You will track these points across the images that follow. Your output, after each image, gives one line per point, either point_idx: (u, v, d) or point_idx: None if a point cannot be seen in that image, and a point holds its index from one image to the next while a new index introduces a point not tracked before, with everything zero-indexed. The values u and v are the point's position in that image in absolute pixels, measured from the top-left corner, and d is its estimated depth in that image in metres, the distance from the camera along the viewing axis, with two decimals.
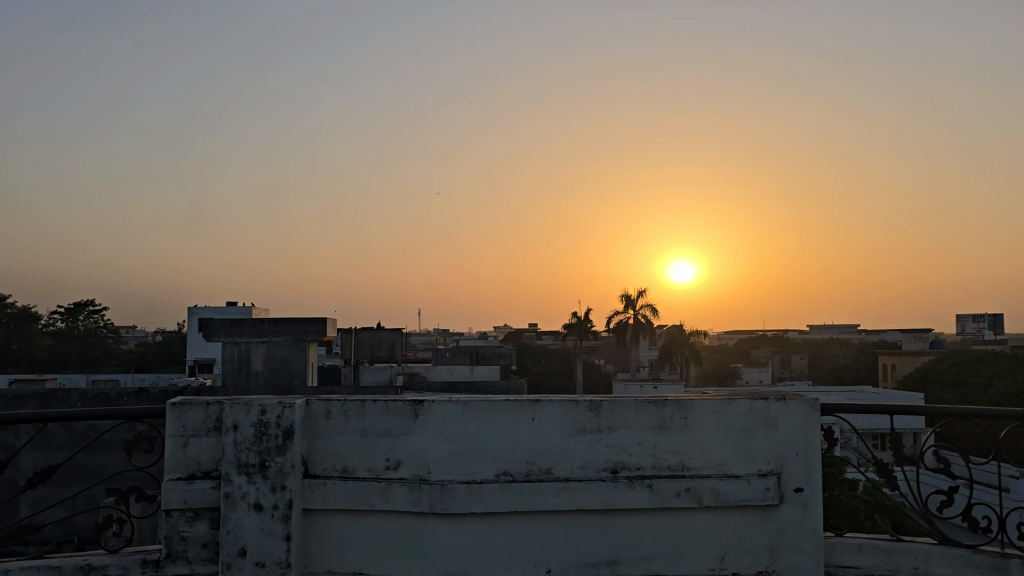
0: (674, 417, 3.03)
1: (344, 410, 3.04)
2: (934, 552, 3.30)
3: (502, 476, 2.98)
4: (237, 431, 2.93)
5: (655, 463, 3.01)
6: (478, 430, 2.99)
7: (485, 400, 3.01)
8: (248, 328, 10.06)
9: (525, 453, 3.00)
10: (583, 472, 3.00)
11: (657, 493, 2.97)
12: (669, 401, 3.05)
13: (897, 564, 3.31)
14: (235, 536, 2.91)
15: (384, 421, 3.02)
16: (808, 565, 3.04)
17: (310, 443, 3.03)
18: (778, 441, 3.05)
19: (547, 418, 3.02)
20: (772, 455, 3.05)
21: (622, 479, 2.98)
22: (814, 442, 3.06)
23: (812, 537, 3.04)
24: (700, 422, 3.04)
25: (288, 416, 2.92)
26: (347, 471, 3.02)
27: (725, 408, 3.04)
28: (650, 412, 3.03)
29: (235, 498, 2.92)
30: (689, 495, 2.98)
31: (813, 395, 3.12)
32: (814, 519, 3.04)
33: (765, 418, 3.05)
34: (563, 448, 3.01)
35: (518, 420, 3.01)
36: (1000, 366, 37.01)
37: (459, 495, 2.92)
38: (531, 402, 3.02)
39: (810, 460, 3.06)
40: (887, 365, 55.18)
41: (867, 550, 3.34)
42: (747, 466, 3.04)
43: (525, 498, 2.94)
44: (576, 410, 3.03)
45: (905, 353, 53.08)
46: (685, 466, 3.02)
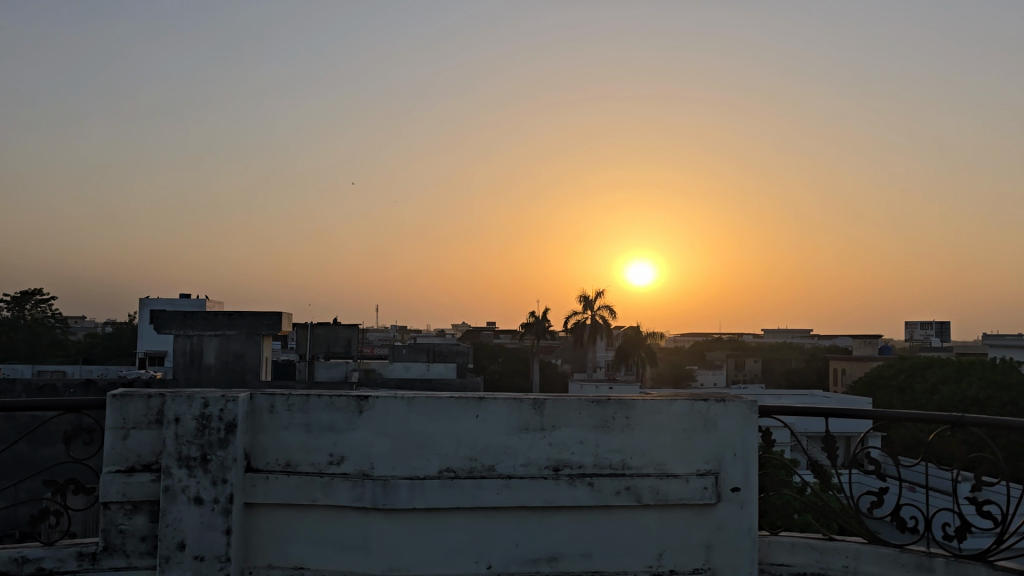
0: (616, 417, 3.08)
1: (288, 405, 3.03)
2: (863, 551, 3.40)
3: (445, 472, 3.00)
4: (179, 424, 2.91)
5: (596, 461, 3.06)
6: (421, 427, 3.01)
7: (430, 397, 3.03)
8: (201, 321, 9.90)
9: (468, 449, 3.02)
10: (525, 469, 3.03)
11: (598, 491, 3.03)
12: (612, 401, 3.09)
13: (828, 563, 3.41)
14: (174, 529, 2.89)
15: (328, 416, 3.02)
16: (742, 563, 3.12)
17: (253, 437, 3.02)
18: (717, 441, 3.12)
19: (490, 416, 3.04)
20: (710, 455, 3.12)
21: (563, 477, 3.02)
22: (751, 442, 3.14)
23: (747, 535, 3.12)
24: (642, 422, 3.09)
25: (230, 409, 2.90)
26: (290, 465, 3.01)
27: (666, 409, 3.10)
28: (592, 412, 3.07)
29: (176, 491, 2.90)
30: (629, 493, 3.04)
31: (753, 397, 3.20)
32: (750, 517, 3.13)
33: (705, 418, 3.12)
34: (506, 446, 3.03)
35: (461, 417, 3.03)
36: (945, 373, 38.16)
37: (402, 491, 2.95)
38: (475, 400, 3.04)
39: (747, 460, 3.14)
40: (837, 371, 56.39)
41: (800, 549, 3.43)
42: (686, 465, 3.10)
43: (468, 494, 2.97)
44: (520, 408, 3.05)
45: (854, 359, 54.31)
46: (626, 465, 3.07)
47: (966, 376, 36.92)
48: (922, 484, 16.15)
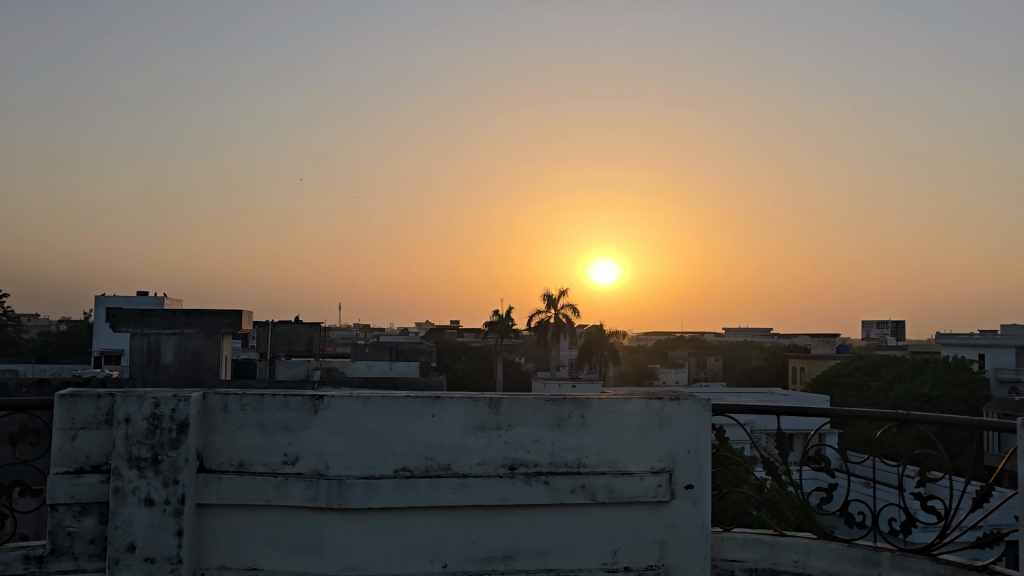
0: (572, 416, 3.10)
1: (242, 404, 3.00)
2: (813, 546, 3.47)
3: (401, 472, 3.00)
4: (129, 424, 2.87)
5: (552, 460, 3.08)
6: (377, 426, 3.00)
7: (386, 397, 3.03)
8: (158, 319, 9.72)
9: (424, 449, 3.02)
10: (481, 468, 3.03)
11: (553, 490, 3.04)
12: (568, 400, 3.11)
13: (778, 558, 3.48)
14: (124, 531, 2.85)
15: (283, 416, 2.99)
16: (695, 558, 3.16)
17: (206, 437, 2.99)
18: (671, 439, 3.16)
19: (446, 415, 3.04)
20: (665, 454, 3.16)
21: (519, 476, 3.03)
22: (704, 440, 3.19)
23: (700, 530, 3.17)
24: (598, 421, 3.11)
25: (182, 409, 2.87)
26: (243, 465, 2.99)
27: (621, 408, 3.13)
28: (548, 410, 3.09)
29: (126, 492, 2.86)
30: (584, 491, 3.06)
31: (706, 396, 3.24)
32: (703, 514, 3.18)
33: (659, 417, 3.16)
34: (462, 445, 3.04)
35: (417, 417, 3.02)
36: (900, 371, 38.92)
37: (357, 491, 2.94)
38: (431, 399, 3.04)
39: (701, 458, 3.18)
40: (796, 369, 57.27)
41: (751, 545, 3.50)
42: (640, 464, 3.13)
43: (423, 494, 2.97)
44: (477, 407, 3.06)
45: (813, 358, 55.19)
46: (581, 463, 3.10)
47: (921, 375, 37.70)
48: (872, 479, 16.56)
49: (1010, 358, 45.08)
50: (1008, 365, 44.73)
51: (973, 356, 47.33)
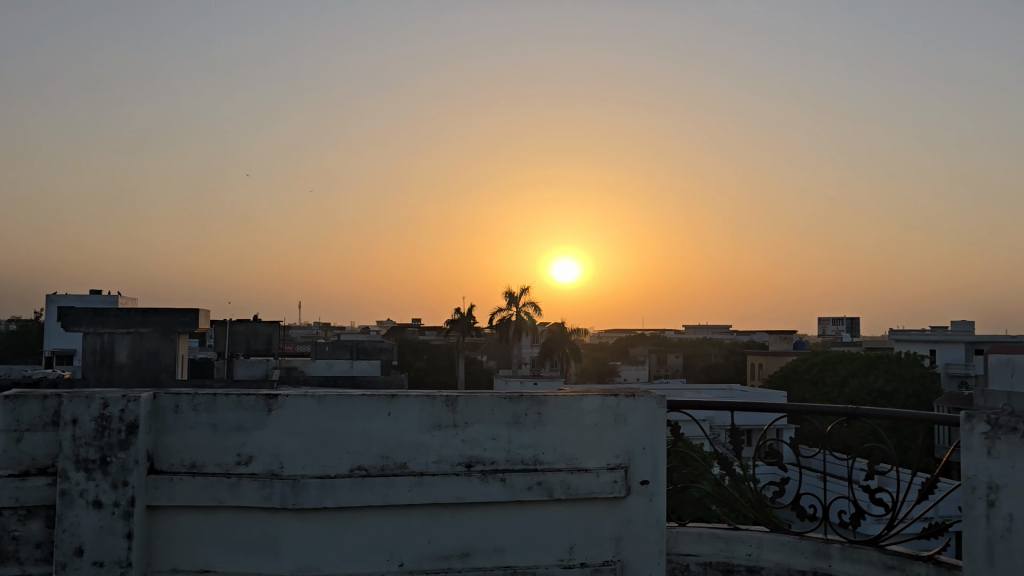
0: (529, 413, 3.11)
1: (193, 404, 2.96)
2: (766, 540, 3.52)
3: (357, 471, 2.98)
4: (77, 425, 2.81)
5: (508, 457, 3.08)
6: (332, 425, 2.98)
7: (341, 395, 3.01)
8: (111, 319, 9.52)
9: (380, 447, 3.00)
10: (437, 466, 3.03)
11: (509, 487, 3.05)
12: (524, 397, 3.12)
13: (732, 552, 3.53)
14: (71, 534, 2.79)
15: (236, 415, 2.96)
16: (650, 553, 3.20)
17: (156, 438, 2.94)
18: (627, 436, 3.19)
19: (403, 413, 3.03)
20: (621, 450, 3.18)
21: (476, 473, 3.03)
22: (659, 436, 3.22)
23: (656, 526, 3.20)
24: (555, 418, 3.13)
25: (131, 410, 2.82)
26: (195, 466, 2.95)
27: (577, 405, 3.15)
28: (505, 408, 3.09)
29: (73, 495, 2.80)
30: (540, 488, 3.07)
31: (661, 393, 3.27)
32: (658, 509, 3.21)
33: (615, 414, 3.18)
34: (419, 443, 3.02)
35: (373, 416, 3.01)
36: (854, 366, 39.82)
37: (312, 490, 2.92)
38: (387, 398, 3.02)
39: (656, 454, 3.21)
40: (754, 365, 58.25)
41: (706, 539, 3.55)
42: (596, 460, 3.15)
43: (379, 492, 2.96)
44: (433, 406, 3.05)
45: (771, 354, 56.16)
46: (538, 460, 3.11)
47: (874, 371, 38.63)
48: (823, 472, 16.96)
49: (959, 353, 46.29)
50: (957, 361, 45.93)
51: (925, 352, 48.47)
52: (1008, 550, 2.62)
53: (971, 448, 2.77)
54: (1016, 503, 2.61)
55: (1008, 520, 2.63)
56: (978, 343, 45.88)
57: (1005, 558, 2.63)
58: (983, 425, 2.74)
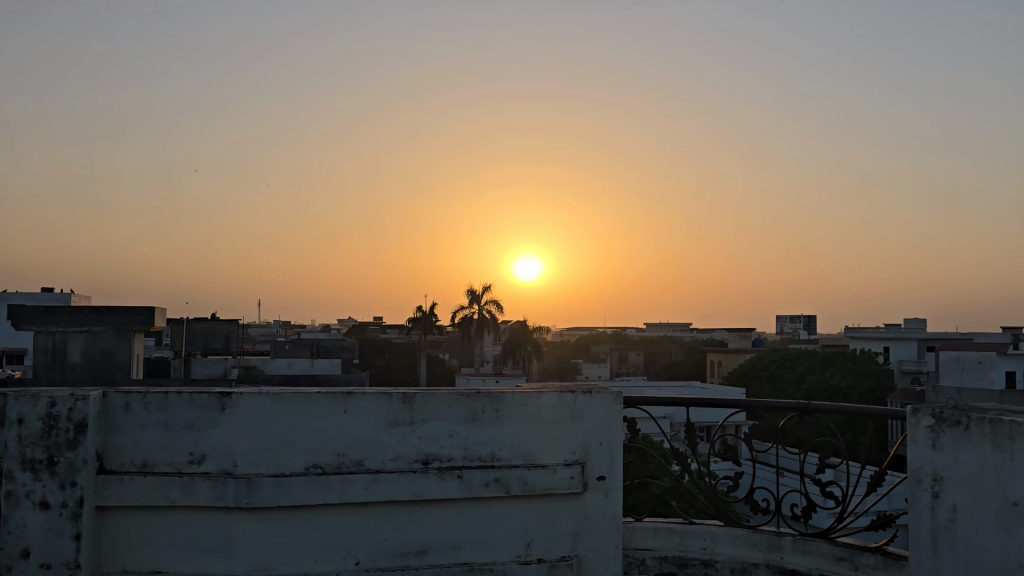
0: (486, 410, 3.11)
1: (144, 402, 2.91)
2: (720, 533, 3.58)
3: (312, 469, 2.95)
4: (23, 425, 2.75)
5: (465, 454, 3.08)
6: (286, 423, 2.95)
7: (297, 392, 2.98)
8: (64, 317, 9.35)
9: (336, 445, 2.98)
10: (394, 464, 3.01)
11: (467, 484, 3.05)
12: (481, 394, 3.12)
13: (687, 546, 3.58)
14: (17, 536, 2.73)
15: (189, 413, 2.91)
16: (607, 548, 3.22)
17: (106, 437, 2.89)
18: (583, 432, 3.21)
19: (359, 410, 3.01)
20: (577, 446, 3.20)
21: (433, 470, 3.03)
22: (615, 432, 3.24)
23: (612, 521, 3.23)
24: (512, 414, 3.13)
25: (80, 409, 2.76)
26: (146, 465, 2.90)
27: (534, 401, 3.16)
28: (462, 405, 3.09)
29: (19, 497, 2.74)
30: (498, 485, 3.08)
31: (618, 389, 3.29)
32: (614, 504, 3.23)
33: (572, 410, 3.20)
34: (375, 441, 3.01)
35: (329, 412, 2.98)
36: (812, 364, 40.50)
37: (266, 489, 2.89)
38: (344, 395, 3.00)
39: (612, 449, 3.24)
40: (714, 363, 58.97)
41: (661, 533, 3.60)
42: (553, 456, 3.16)
43: (334, 490, 2.94)
44: (390, 402, 3.03)
45: (731, 352, 56.89)
46: (495, 457, 3.11)
47: (830, 368, 39.34)
48: (776, 466, 17.25)
49: (912, 350, 47.34)
50: (910, 358, 46.99)
51: (879, 349, 49.46)
52: (951, 539, 2.70)
53: (917, 441, 2.84)
54: (959, 494, 2.68)
55: (951, 510, 2.71)
56: (930, 340, 46.97)
57: (948, 547, 2.70)
58: (928, 419, 2.81)
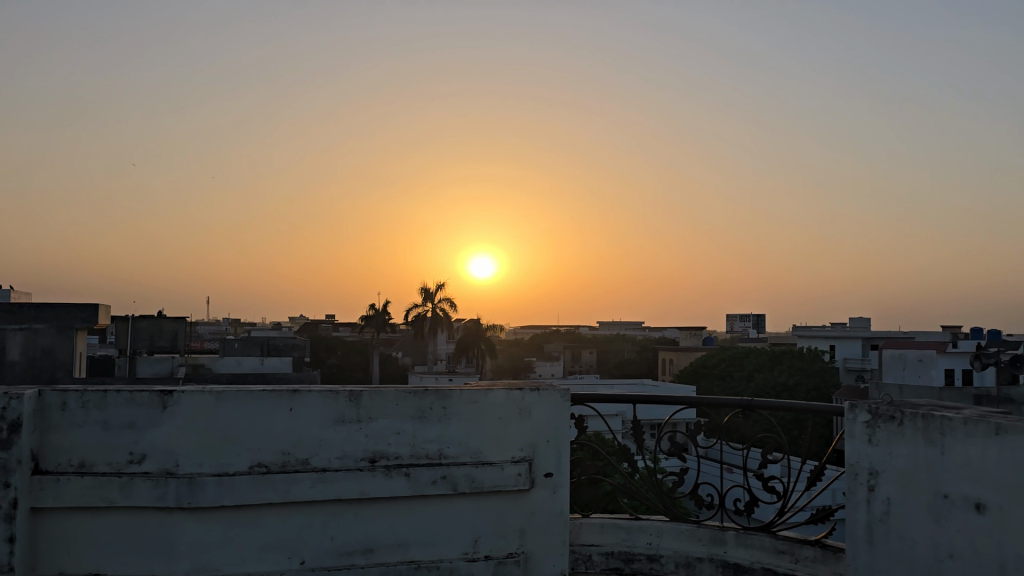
0: (434, 407, 3.10)
1: (82, 401, 2.84)
2: (665, 528, 3.63)
3: (256, 468, 2.91)
4: None
5: (412, 452, 3.07)
6: (230, 421, 2.91)
7: (240, 390, 2.93)
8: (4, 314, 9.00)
9: (281, 443, 2.94)
10: (340, 462, 2.99)
11: (414, 481, 3.04)
12: (429, 391, 3.11)
13: (633, 541, 3.62)
14: None
15: (128, 412, 2.85)
16: (555, 544, 3.24)
17: (41, 437, 2.81)
18: (531, 429, 3.22)
19: (305, 408, 2.97)
20: (524, 443, 3.21)
21: (379, 469, 3.01)
22: (563, 429, 3.26)
23: (559, 517, 3.25)
24: (460, 411, 3.13)
25: (14, 408, 2.68)
26: (84, 465, 2.83)
27: (482, 399, 3.16)
28: (410, 402, 3.07)
29: None
30: (445, 483, 3.08)
31: (565, 386, 3.31)
32: (561, 500, 3.25)
33: (520, 407, 3.21)
34: (321, 439, 2.98)
35: (275, 410, 2.95)
36: (760, 361, 41.26)
37: (209, 488, 2.85)
38: (289, 392, 2.96)
39: (560, 446, 3.26)
40: (665, 361, 59.75)
41: (608, 529, 3.64)
42: (501, 453, 3.17)
43: (279, 490, 2.90)
44: (336, 400, 3.00)
45: (681, 350, 57.72)
46: (443, 454, 3.10)
47: (778, 366, 40.12)
48: (724, 460, 17.56)
49: (857, 348, 48.52)
50: (855, 355, 48.17)
51: (825, 347, 50.59)
52: (885, 531, 2.78)
53: (855, 436, 2.92)
54: (893, 487, 2.76)
55: (885, 503, 2.78)
56: (873, 338, 48.20)
57: (882, 538, 2.78)
58: (865, 414, 2.88)
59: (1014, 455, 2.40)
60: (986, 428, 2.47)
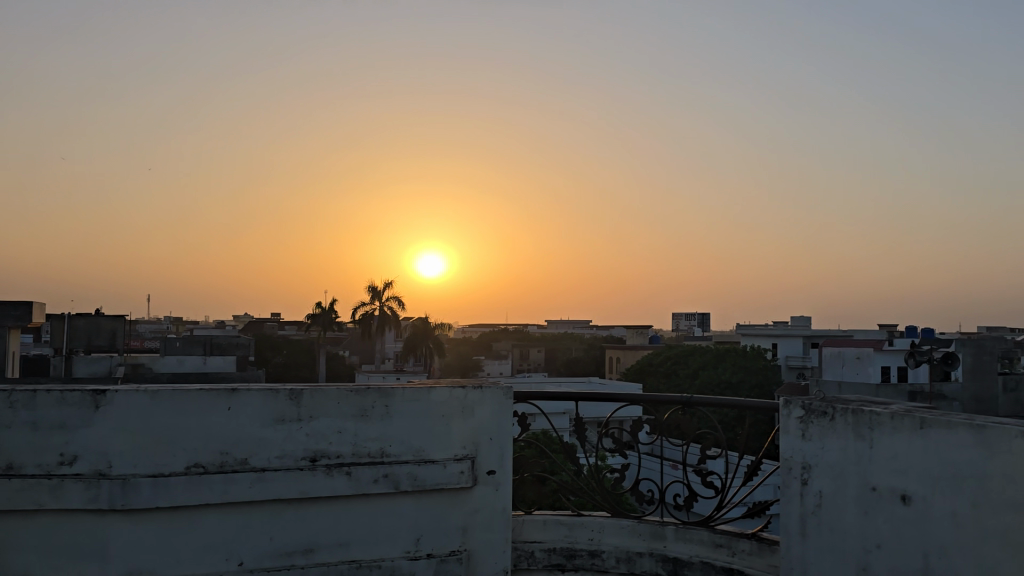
0: (376, 406, 3.08)
1: (10, 401, 2.75)
2: (606, 524, 3.69)
3: (193, 468, 2.86)
4: None
5: (354, 450, 3.05)
6: (166, 421, 2.85)
7: (177, 389, 2.88)
8: None
9: (219, 443, 2.89)
10: (280, 462, 2.95)
11: (355, 481, 3.02)
12: (371, 389, 3.09)
13: (575, 537, 3.66)
14: None
15: (59, 413, 2.77)
16: (496, 542, 3.26)
17: None
18: (474, 426, 3.23)
19: (243, 407, 2.93)
20: (467, 441, 3.22)
21: (320, 468, 2.98)
22: (505, 426, 3.27)
23: (501, 515, 3.26)
24: (402, 409, 3.12)
25: None
26: (13, 468, 2.74)
27: (425, 397, 3.15)
28: (351, 401, 3.05)
29: None
30: (387, 481, 3.06)
31: (508, 384, 3.33)
32: (504, 498, 3.27)
33: (462, 405, 3.21)
34: (260, 438, 2.94)
35: (212, 410, 2.90)
36: (705, 359, 41.94)
37: (144, 489, 2.79)
38: (227, 391, 2.92)
39: (502, 444, 3.28)
40: (612, 359, 60.36)
41: (550, 526, 3.68)
42: (443, 452, 3.17)
43: (217, 490, 2.86)
44: (277, 399, 2.96)
45: (628, 348, 58.38)
46: (384, 453, 3.09)
47: (722, 363, 40.82)
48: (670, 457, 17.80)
49: (798, 347, 49.67)
50: (796, 353, 49.34)
51: (768, 345, 51.66)
52: (817, 523, 2.86)
53: (789, 431, 2.99)
54: (824, 481, 2.83)
55: (818, 497, 2.86)
56: (814, 337, 49.43)
57: (815, 531, 2.86)
58: (799, 410, 2.96)
59: (937, 448, 2.49)
60: (911, 423, 2.56)
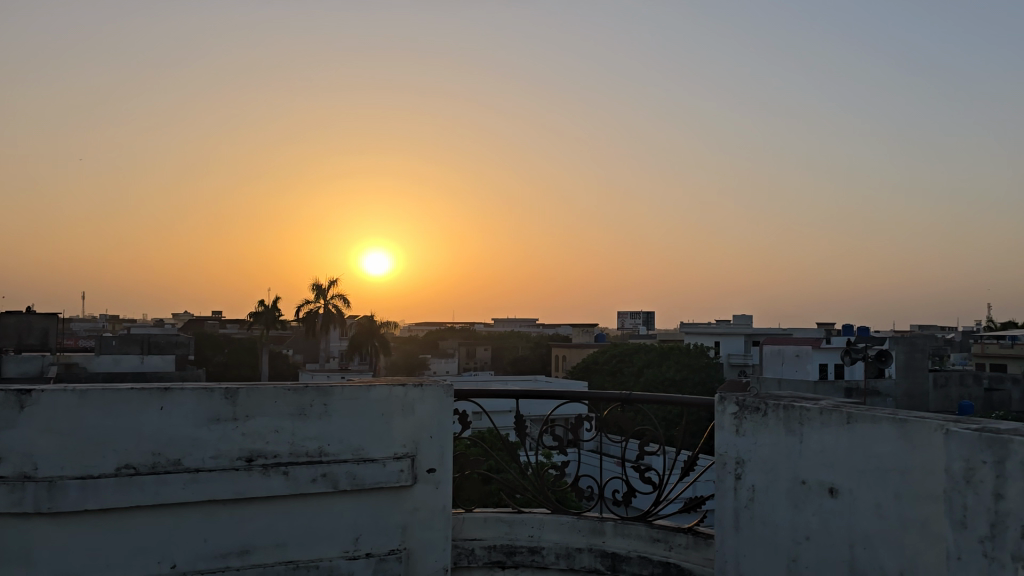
0: (314, 404, 3.05)
1: None
2: (546, 521, 3.72)
3: (124, 470, 2.79)
4: None
5: (292, 450, 3.01)
6: (96, 421, 2.77)
7: (107, 389, 2.80)
8: None
9: (151, 443, 2.83)
10: (215, 462, 2.90)
11: (293, 480, 2.98)
12: (309, 388, 3.06)
13: (515, 534, 3.69)
14: None
15: None
16: (437, 540, 3.25)
17: None
18: (414, 424, 3.22)
19: (177, 407, 2.87)
20: (407, 439, 3.20)
21: (257, 467, 2.94)
22: (446, 424, 3.27)
23: (441, 513, 3.26)
24: (340, 407, 3.09)
25: None
26: None
27: (364, 395, 3.13)
28: (289, 399, 3.01)
29: None
30: (325, 480, 3.03)
31: (449, 382, 3.32)
32: (444, 496, 3.27)
33: (403, 403, 3.20)
34: (194, 438, 2.88)
35: (144, 409, 2.83)
36: (650, 357, 42.48)
37: (71, 492, 2.71)
38: (160, 391, 2.85)
39: (442, 443, 3.27)
40: (558, 357, 60.73)
41: (490, 523, 3.74)
42: (383, 450, 3.15)
43: (149, 491, 2.79)
44: (211, 399, 2.91)
45: (574, 347, 58.78)
46: (323, 452, 3.06)
47: (666, 361, 41.39)
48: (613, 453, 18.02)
49: (739, 345, 50.66)
50: (737, 351, 50.33)
51: (710, 344, 52.58)
52: (750, 517, 2.92)
53: (724, 427, 3.05)
54: (757, 476, 2.90)
55: (750, 491, 2.93)
56: (755, 334, 50.47)
57: (748, 524, 2.93)
58: (733, 406, 3.02)
59: (864, 442, 2.57)
60: (839, 418, 2.64)
